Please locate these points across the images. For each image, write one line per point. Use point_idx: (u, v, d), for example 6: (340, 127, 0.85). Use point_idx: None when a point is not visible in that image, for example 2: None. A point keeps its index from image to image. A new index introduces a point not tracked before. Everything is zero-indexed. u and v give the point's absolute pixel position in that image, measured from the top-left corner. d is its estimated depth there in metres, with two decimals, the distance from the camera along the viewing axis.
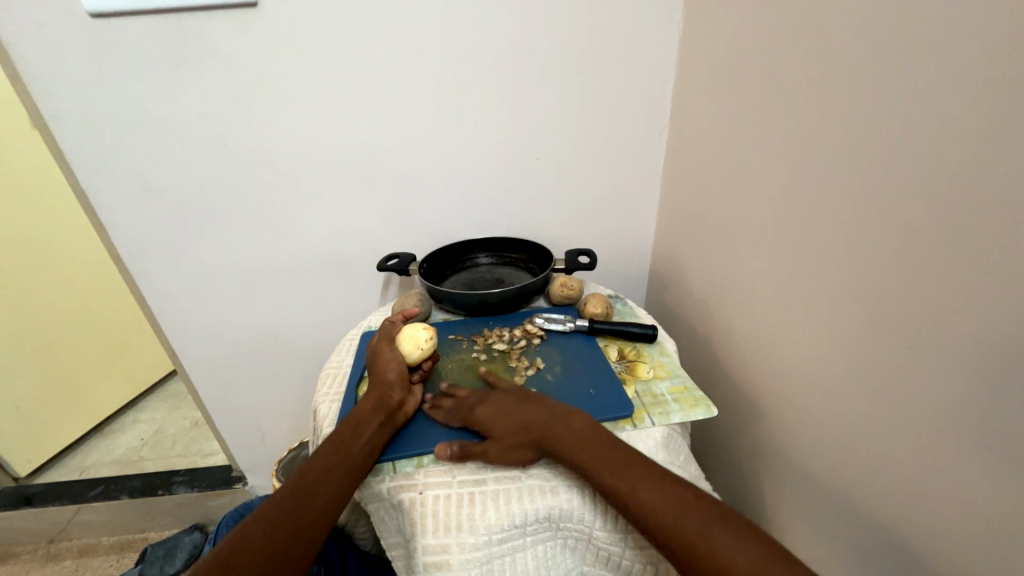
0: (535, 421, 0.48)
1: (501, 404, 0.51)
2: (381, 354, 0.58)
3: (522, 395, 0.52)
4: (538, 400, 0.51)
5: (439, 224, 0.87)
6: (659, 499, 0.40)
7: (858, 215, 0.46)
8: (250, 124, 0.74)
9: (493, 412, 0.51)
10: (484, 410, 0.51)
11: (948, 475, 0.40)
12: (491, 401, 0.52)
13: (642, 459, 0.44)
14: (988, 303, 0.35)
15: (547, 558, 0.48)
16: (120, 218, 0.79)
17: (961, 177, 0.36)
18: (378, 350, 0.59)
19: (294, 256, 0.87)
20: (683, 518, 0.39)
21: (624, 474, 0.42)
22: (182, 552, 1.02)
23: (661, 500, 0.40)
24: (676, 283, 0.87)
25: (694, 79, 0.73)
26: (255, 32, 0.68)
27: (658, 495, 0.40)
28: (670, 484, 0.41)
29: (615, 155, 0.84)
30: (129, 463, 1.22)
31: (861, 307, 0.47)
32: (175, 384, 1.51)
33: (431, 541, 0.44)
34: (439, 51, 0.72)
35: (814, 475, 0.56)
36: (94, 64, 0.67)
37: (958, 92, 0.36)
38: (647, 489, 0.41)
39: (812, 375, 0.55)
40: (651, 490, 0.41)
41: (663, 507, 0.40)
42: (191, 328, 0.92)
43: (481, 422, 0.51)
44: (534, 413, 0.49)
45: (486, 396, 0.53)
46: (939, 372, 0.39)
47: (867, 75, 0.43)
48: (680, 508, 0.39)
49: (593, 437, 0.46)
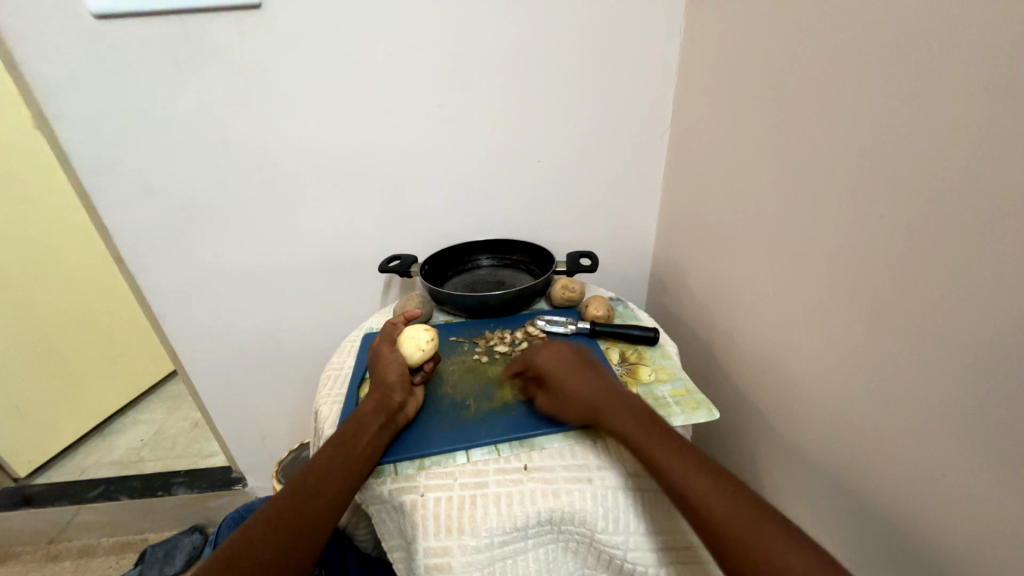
0: (597, 389, 0.51)
1: (569, 363, 0.54)
2: (382, 356, 0.58)
3: (585, 361, 0.55)
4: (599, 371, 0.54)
5: (440, 225, 0.87)
6: (712, 489, 0.40)
7: (858, 218, 0.46)
8: (252, 125, 0.74)
9: (559, 364, 0.54)
10: (551, 360, 0.54)
11: (948, 478, 0.40)
12: (558, 355, 0.55)
13: (688, 447, 0.44)
14: (989, 306, 0.35)
15: (548, 560, 0.48)
16: (122, 219, 0.79)
17: (960, 182, 0.36)
18: (379, 351, 0.59)
19: (296, 257, 0.87)
20: (733, 510, 0.38)
21: (662, 450, 0.44)
22: (181, 553, 1.02)
23: (713, 491, 0.40)
24: (677, 286, 0.87)
25: (695, 82, 0.73)
26: (258, 34, 0.68)
27: (710, 486, 0.40)
28: (724, 478, 0.41)
29: (616, 158, 0.84)
30: (129, 463, 1.22)
31: (862, 311, 0.47)
32: (176, 384, 1.51)
33: (432, 543, 0.44)
34: (441, 53, 0.72)
35: (814, 479, 0.56)
36: (97, 65, 0.67)
37: (956, 98, 0.36)
38: (699, 479, 0.41)
39: (813, 378, 0.55)
40: (701, 479, 0.41)
41: (713, 497, 0.39)
42: (192, 329, 0.92)
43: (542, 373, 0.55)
44: (592, 381, 0.52)
45: (553, 347, 0.56)
46: (941, 375, 0.39)
47: (867, 81, 0.43)
48: (733, 499, 0.39)
49: (640, 415, 0.48)
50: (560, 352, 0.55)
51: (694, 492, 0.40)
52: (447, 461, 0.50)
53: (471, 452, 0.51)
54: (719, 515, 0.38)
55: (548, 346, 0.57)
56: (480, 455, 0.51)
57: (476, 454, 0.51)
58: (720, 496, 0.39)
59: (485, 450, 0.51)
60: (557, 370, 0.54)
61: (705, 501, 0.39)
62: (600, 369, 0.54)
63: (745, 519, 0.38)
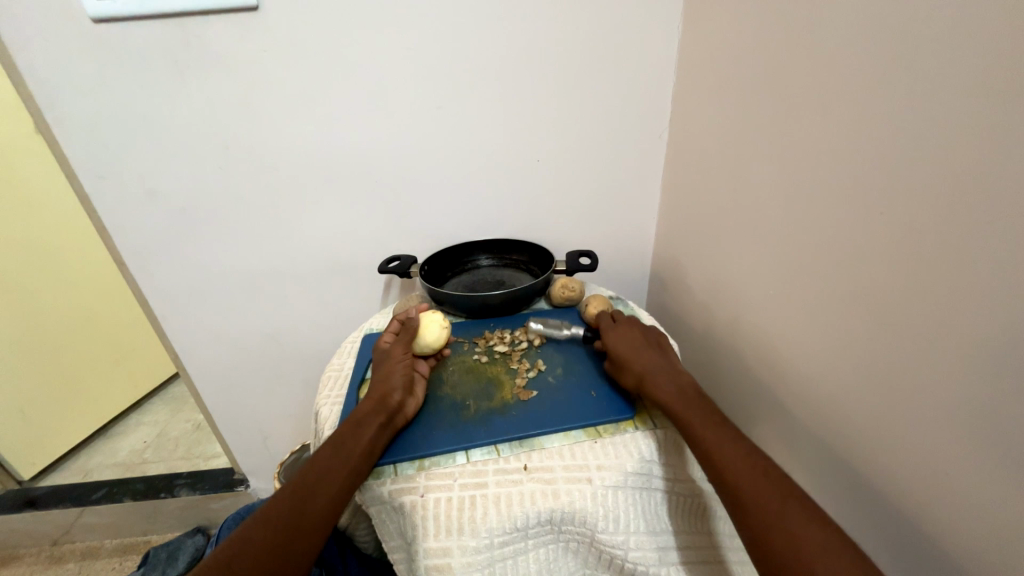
0: (651, 363, 0.54)
1: (635, 344, 0.57)
2: (389, 359, 0.58)
3: (655, 341, 0.58)
4: (664, 351, 0.57)
5: (439, 226, 0.87)
6: (739, 459, 0.42)
7: (859, 216, 0.45)
8: (252, 127, 0.74)
9: (625, 343, 0.57)
10: (618, 339, 0.58)
11: (955, 475, 0.40)
12: (629, 337, 0.58)
13: (728, 425, 0.46)
14: (994, 300, 0.35)
15: (548, 560, 0.47)
16: (122, 222, 0.79)
17: (963, 180, 0.36)
18: (386, 353, 0.59)
19: (295, 259, 0.87)
20: (757, 484, 0.40)
21: (706, 423, 0.46)
22: (185, 554, 1.02)
23: (740, 461, 0.42)
24: (677, 284, 0.87)
25: (694, 81, 0.73)
26: (256, 36, 0.68)
27: (738, 455, 0.43)
28: (752, 451, 0.43)
29: (615, 156, 0.84)
30: (133, 465, 1.22)
31: (863, 309, 0.46)
32: (178, 386, 1.52)
33: (432, 543, 0.44)
34: (439, 53, 0.72)
35: (818, 477, 0.56)
36: (96, 69, 0.67)
37: (958, 94, 0.36)
38: (729, 446, 0.43)
39: (814, 377, 0.55)
40: (733, 448, 0.43)
41: (740, 465, 0.42)
42: (192, 331, 0.92)
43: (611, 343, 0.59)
44: (654, 357, 0.55)
45: (625, 330, 0.60)
46: (946, 370, 0.39)
47: (867, 77, 0.43)
48: (760, 473, 0.41)
49: (693, 392, 0.50)
50: (630, 334, 0.59)
51: (722, 459, 0.43)
52: (447, 461, 0.50)
53: (470, 452, 0.51)
54: (743, 484, 0.41)
55: (621, 328, 0.60)
56: (479, 456, 0.51)
57: (476, 454, 0.51)
58: (747, 465, 0.42)
59: (485, 450, 0.51)
60: (620, 346, 0.57)
61: (732, 470, 0.42)
62: (665, 350, 0.57)
63: (765, 492, 0.40)
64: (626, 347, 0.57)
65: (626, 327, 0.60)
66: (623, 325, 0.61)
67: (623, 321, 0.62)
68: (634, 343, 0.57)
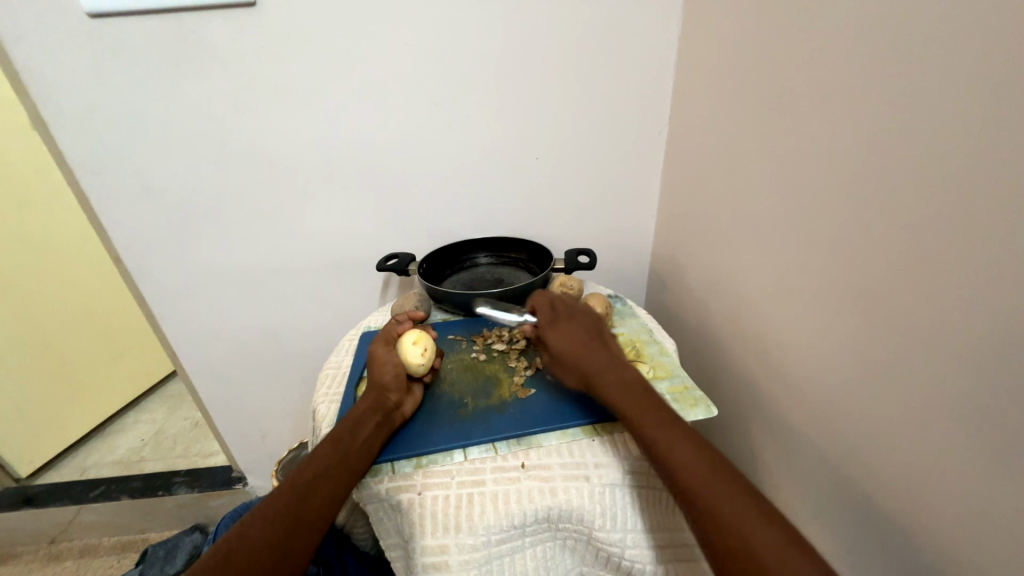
0: (596, 360, 0.52)
1: (575, 338, 0.55)
2: (378, 356, 0.58)
3: (593, 331, 0.56)
4: (605, 340, 0.55)
5: (438, 224, 0.87)
6: (690, 456, 0.41)
7: (857, 214, 0.45)
8: (250, 124, 0.74)
9: (566, 340, 0.55)
10: (559, 336, 0.55)
11: (948, 474, 0.40)
12: (568, 331, 0.56)
13: (681, 422, 0.45)
14: (988, 299, 0.35)
15: (546, 558, 0.48)
16: (119, 218, 0.79)
17: (960, 179, 0.36)
18: (373, 351, 0.59)
19: (294, 257, 0.87)
20: (710, 481, 0.39)
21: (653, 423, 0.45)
22: (183, 552, 1.02)
23: (690, 457, 0.41)
24: (676, 282, 0.87)
25: (694, 79, 0.72)
26: (254, 32, 0.68)
27: (688, 452, 0.41)
28: (703, 445, 0.42)
29: (615, 154, 0.84)
30: (130, 463, 1.22)
31: (860, 307, 0.46)
32: (175, 384, 1.51)
33: (429, 541, 0.44)
34: (437, 49, 0.72)
35: (814, 476, 0.56)
36: (93, 64, 0.67)
37: (955, 93, 0.36)
38: (679, 444, 0.42)
39: (812, 375, 0.54)
40: (684, 447, 0.42)
41: (690, 462, 0.41)
42: (190, 329, 0.92)
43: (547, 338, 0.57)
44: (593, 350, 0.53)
45: (564, 324, 0.57)
46: (939, 370, 0.39)
47: (866, 75, 0.43)
48: (710, 469, 0.40)
49: (639, 388, 0.49)
50: (570, 327, 0.56)
51: (672, 458, 0.42)
52: (445, 459, 0.50)
53: (468, 450, 0.51)
54: (696, 482, 0.39)
55: (560, 323, 0.57)
56: (477, 453, 0.50)
57: (474, 452, 0.51)
58: (697, 462, 0.41)
59: (483, 448, 0.51)
60: (561, 344, 0.55)
61: (685, 468, 0.41)
62: (609, 343, 0.55)
63: (717, 490, 0.39)
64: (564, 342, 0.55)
65: (566, 319, 0.57)
66: (561, 317, 0.58)
67: (560, 313, 0.58)
68: (572, 334, 0.55)
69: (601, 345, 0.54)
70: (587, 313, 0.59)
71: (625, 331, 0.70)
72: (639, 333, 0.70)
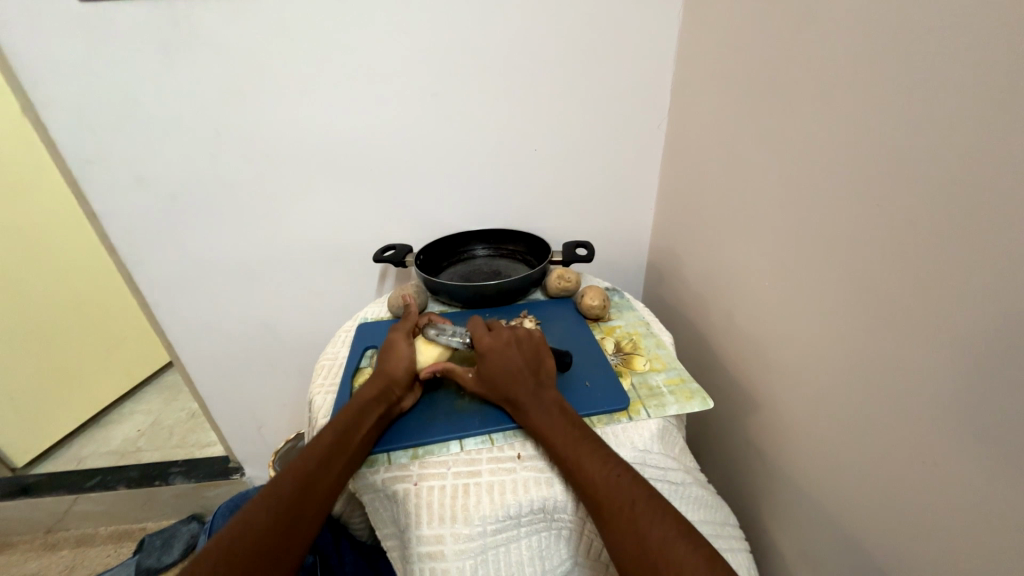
0: (524, 385, 0.51)
1: (508, 363, 0.52)
2: (396, 346, 0.57)
3: (532, 351, 0.55)
4: (542, 363, 0.54)
5: (437, 215, 0.86)
6: (600, 475, 0.42)
7: (857, 206, 0.45)
8: (245, 115, 0.73)
9: (499, 364, 0.52)
10: (493, 358, 0.53)
11: (941, 468, 0.40)
12: (505, 355, 0.53)
13: (607, 449, 0.45)
14: (984, 293, 0.35)
15: (542, 548, 0.47)
16: (112, 209, 0.78)
17: (962, 173, 0.35)
18: (392, 340, 0.58)
19: (289, 249, 0.87)
20: (615, 494, 0.41)
21: (578, 448, 0.45)
22: (180, 542, 1.03)
23: (600, 475, 0.42)
24: (672, 275, 0.87)
25: (693, 71, 0.72)
26: (249, 23, 0.67)
27: (599, 470, 0.43)
28: (613, 461, 0.44)
29: (612, 147, 0.83)
30: (126, 454, 1.22)
31: (855, 301, 0.46)
32: (173, 375, 1.52)
33: (425, 531, 0.44)
34: (434, 41, 0.71)
35: (807, 466, 0.56)
36: (82, 48, 0.66)
37: (963, 83, 0.34)
38: (591, 462, 0.43)
39: (806, 369, 0.54)
40: (602, 470, 0.43)
41: (599, 480, 0.42)
42: (187, 321, 0.91)
43: (479, 353, 0.54)
44: (522, 374, 0.52)
45: (500, 347, 0.53)
46: (933, 366, 0.39)
47: (866, 67, 0.42)
48: (616, 482, 0.41)
49: (562, 416, 0.48)
50: (507, 351, 0.53)
51: (584, 476, 0.43)
52: (441, 450, 0.50)
53: (464, 441, 0.51)
54: (603, 495, 0.41)
55: (497, 346, 0.54)
56: (473, 445, 0.51)
57: (470, 443, 0.51)
58: (606, 478, 0.42)
59: (479, 439, 0.51)
60: (490, 364, 0.52)
61: (594, 483, 0.42)
62: (542, 371, 0.54)
63: (622, 499, 0.40)
64: (497, 359, 0.52)
65: (508, 340, 0.54)
66: (500, 340, 0.54)
67: (500, 334, 0.55)
68: (507, 352, 0.53)
69: (532, 373, 0.53)
70: (524, 334, 0.56)
71: (621, 324, 0.71)
72: (636, 326, 0.70)
